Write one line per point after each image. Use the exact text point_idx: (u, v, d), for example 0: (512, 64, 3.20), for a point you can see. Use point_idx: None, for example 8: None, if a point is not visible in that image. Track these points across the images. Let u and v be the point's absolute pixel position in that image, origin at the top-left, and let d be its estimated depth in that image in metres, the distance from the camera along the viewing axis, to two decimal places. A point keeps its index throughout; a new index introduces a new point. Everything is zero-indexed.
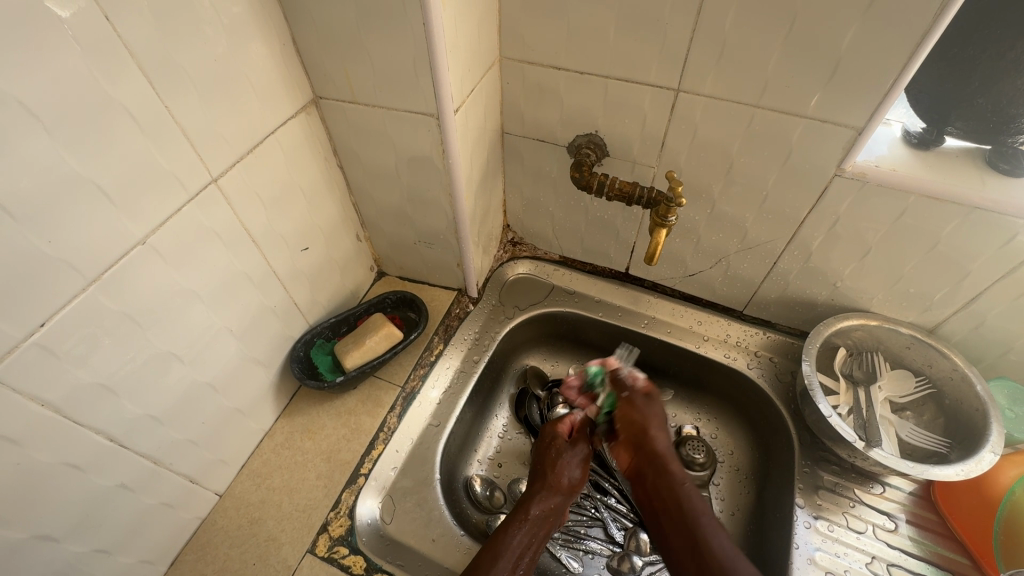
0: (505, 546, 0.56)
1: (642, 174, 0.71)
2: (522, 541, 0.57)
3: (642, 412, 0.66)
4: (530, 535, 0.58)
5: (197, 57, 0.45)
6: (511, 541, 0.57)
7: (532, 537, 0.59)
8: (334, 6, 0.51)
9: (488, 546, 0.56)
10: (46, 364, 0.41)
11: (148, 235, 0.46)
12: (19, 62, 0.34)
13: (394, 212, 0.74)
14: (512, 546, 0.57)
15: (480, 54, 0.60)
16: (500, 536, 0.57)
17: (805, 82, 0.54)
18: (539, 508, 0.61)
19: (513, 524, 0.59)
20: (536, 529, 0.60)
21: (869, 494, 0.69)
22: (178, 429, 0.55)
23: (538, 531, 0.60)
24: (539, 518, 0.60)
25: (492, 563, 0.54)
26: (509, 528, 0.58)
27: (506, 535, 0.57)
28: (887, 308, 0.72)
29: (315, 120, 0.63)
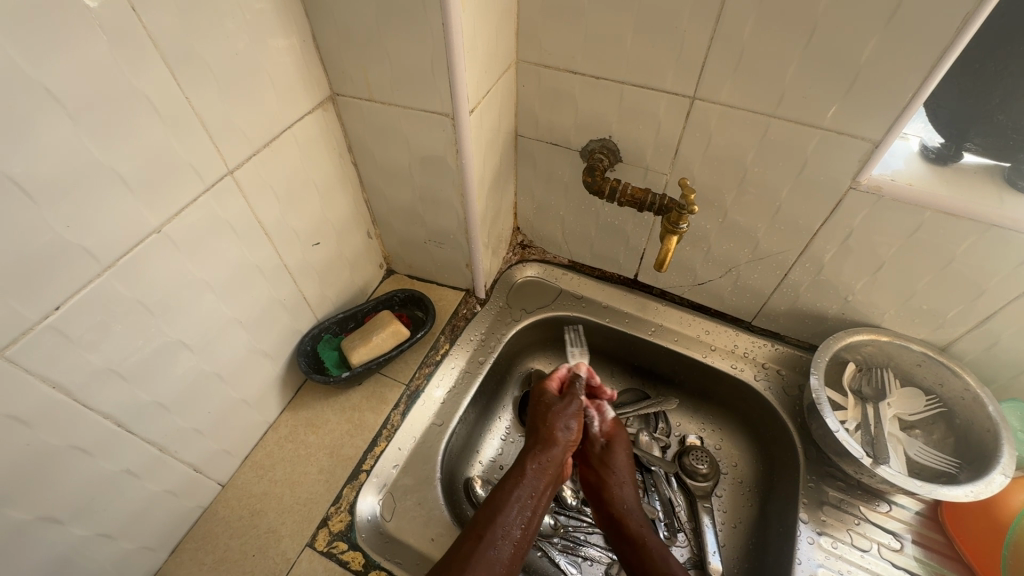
0: (505, 501, 0.59)
1: (655, 180, 0.71)
2: (523, 494, 0.60)
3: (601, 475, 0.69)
4: (531, 488, 0.61)
5: (218, 49, 0.46)
6: (511, 496, 0.60)
7: (533, 488, 0.62)
8: (355, 4, 0.51)
9: (489, 504, 0.59)
10: (58, 347, 0.41)
11: (163, 224, 0.46)
12: (46, 49, 0.35)
13: (405, 211, 0.74)
14: (514, 499, 0.59)
15: (497, 57, 0.61)
16: (498, 494, 0.60)
17: (822, 93, 0.54)
18: (537, 462, 0.64)
19: (511, 481, 0.62)
20: (537, 482, 0.63)
21: (875, 513, 0.68)
22: (184, 417, 0.55)
23: (539, 484, 0.62)
24: (537, 472, 0.64)
25: (494, 518, 0.57)
26: (507, 486, 0.61)
27: (507, 492, 0.60)
28: (898, 324, 0.71)
29: (332, 116, 0.63)
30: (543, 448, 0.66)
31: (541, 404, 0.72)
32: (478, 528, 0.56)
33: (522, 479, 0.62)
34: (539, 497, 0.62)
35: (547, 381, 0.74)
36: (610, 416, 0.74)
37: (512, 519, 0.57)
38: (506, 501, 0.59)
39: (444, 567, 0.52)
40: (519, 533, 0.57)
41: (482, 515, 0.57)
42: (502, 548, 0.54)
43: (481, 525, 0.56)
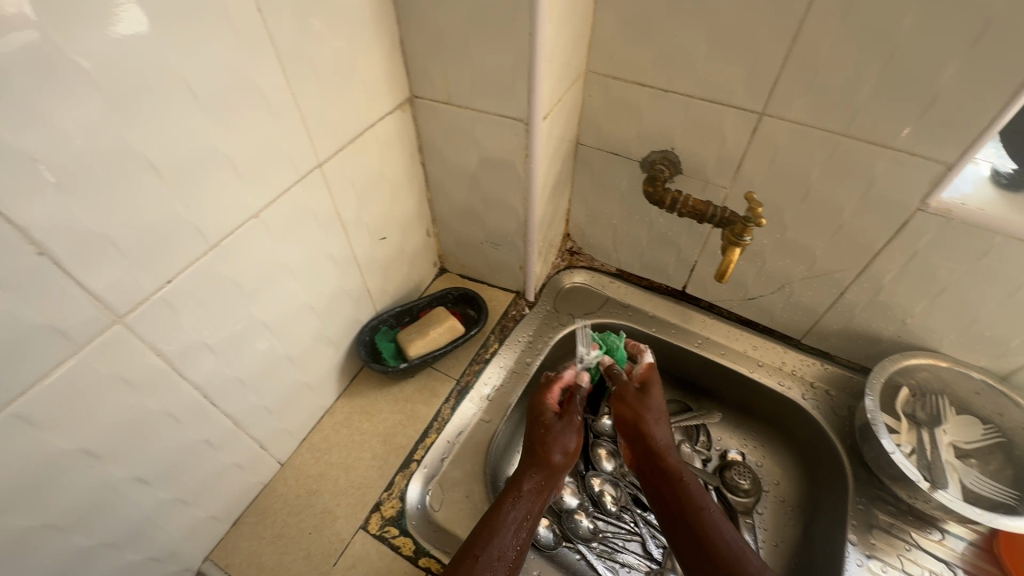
0: (497, 520, 0.56)
1: (714, 193, 0.72)
2: (519, 515, 0.58)
3: (636, 408, 0.68)
4: (523, 507, 0.59)
5: (322, 50, 0.49)
6: (502, 515, 0.57)
7: (528, 510, 0.59)
8: (445, 13, 0.54)
9: (483, 523, 0.56)
10: (166, 318, 0.44)
11: (261, 209, 0.49)
12: (189, 43, 0.38)
13: (465, 211, 0.77)
14: (509, 520, 0.57)
15: (570, 67, 0.63)
16: (492, 512, 0.57)
17: (896, 113, 0.54)
18: (532, 484, 0.61)
19: (506, 500, 0.59)
20: (532, 503, 0.60)
21: (926, 539, 0.67)
22: (256, 394, 0.58)
23: (532, 505, 0.60)
24: (532, 495, 0.60)
25: (489, 537, 0.55)
26: (498, 504, 0.58)
27: (503, 512, 0.57)
28: (957, 350, 0.70)
29: (408, 117, 0.66)
30: (530, 463, 0.63)
31: (538, 417, 0.68)
32: (472, 547, 0.53)
33: (518, 500, 0.59)
34: (533, 519, 0.59)
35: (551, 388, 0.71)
36: (648, 360, 0.73)
37: (506, 539, 0.55)
38: (500, 520, 0.56)
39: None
40: (513, 556, 0.55)
41: (478, 531, 0.55)
42: (495, 569, 0.53)
43: (478, 544, 0.54)
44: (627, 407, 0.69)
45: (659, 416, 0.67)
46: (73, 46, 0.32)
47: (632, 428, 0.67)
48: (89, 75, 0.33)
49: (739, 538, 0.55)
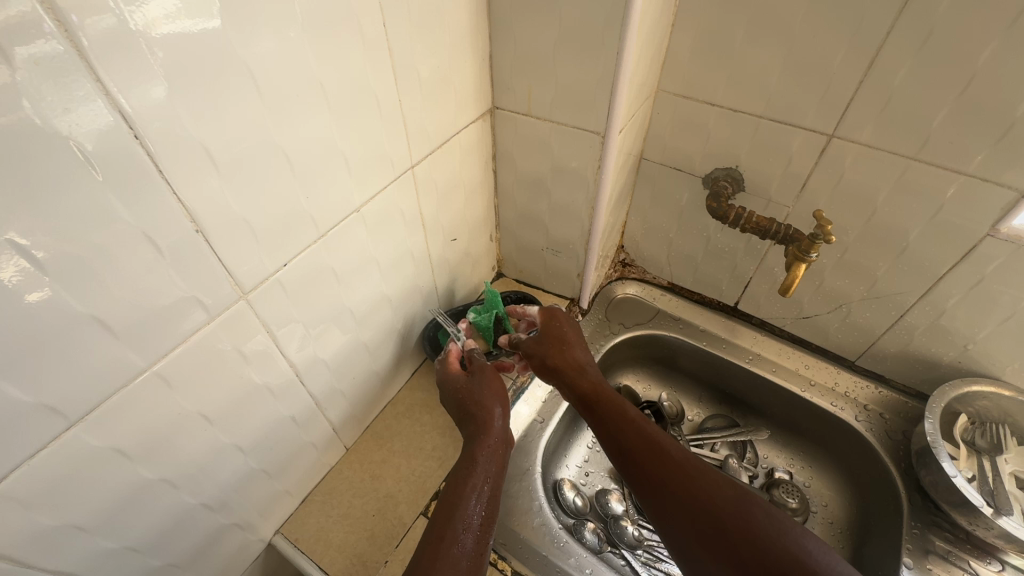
0: (460, 494, 0.53)
1: (776, 212, 0.74)
2: (477, 481, 0.54)
3: (558, 334, 0.67)
4: (484, 470, 0.55)
5: (426, 61, 0.54)
6: (465, 486, 0.53)
7: (487, 473, 0.55)
8: (537, 32, 0.58)
9: (443, 501, 0.53)
10: (278, 297, 0.49)
11: (361, 205, 0.54)
12: (326, 50, 0.42)
13: (530, 218, 0.81)
14: (471, 489, 0.53)
15: (645, 86, 0.66)
16: (451, 488, 0.54)
17: (972, 140, 0.56)
18: (485, 448, 0.57)
19: (461, 471, 0.55)
20: (490, 460, 0.56)
21: (985, 569, 0.66)
22: (336, 378, 0.62)
23: (492, 463, 0.56)
24: (488, 457, 0.56)
25: (452, 513, 0.51)
26: (458, 476, 0.54)
27: (462, 483, 0.54)
28: (1023, 380, 0.69)
29: (487, 127, 0.70)
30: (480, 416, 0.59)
31: (455, 381, 0.64)
32: (436, 529, 0.50)
33: (475, 468, 0.55)
34: (496, 469, 0.56)
35: (448, 362, 0.66)
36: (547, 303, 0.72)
37: (470, 507, 0.52)
38: (467, 488, 0.53)
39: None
40: (479, 522, 0.52)
41: (437, 512, 0.51)
42: (467, 534, 0.50)
43: (439, 524, 0.50)
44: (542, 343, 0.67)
45: (573, 333, 0.68)
46: (244, 49, 0.36)
47: (547, 348, 0.66)
48: (251, 75, 0.38)
49: (662, 434, 0.57)
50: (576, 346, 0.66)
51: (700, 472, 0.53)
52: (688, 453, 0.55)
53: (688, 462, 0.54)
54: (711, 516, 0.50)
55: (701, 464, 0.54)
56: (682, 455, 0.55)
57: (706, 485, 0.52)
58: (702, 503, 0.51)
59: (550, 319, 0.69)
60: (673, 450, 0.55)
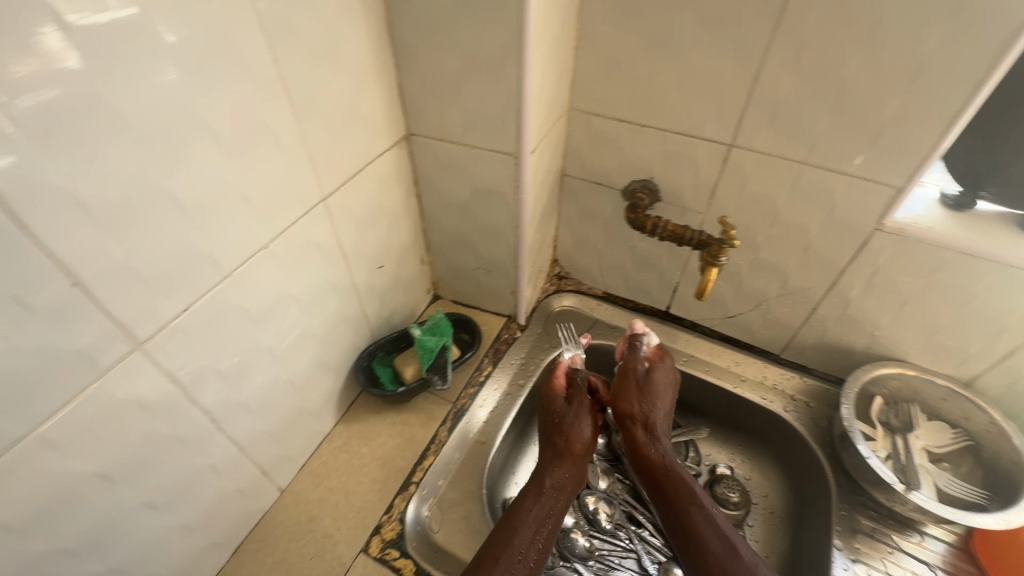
0: (518, 524, 0.62)
1: (691, 219, 0.77)
2: (539, 515, 0.64)
3: (642, 407, 0.75)
4: (543, 512, 0.65)
5: (328, 92, 0.54)
6: (522, 520, 0.62)
7: (550, 508, 0.66)
8: (441, 60, 0.59)
9: (503, 523, 0.62)
10: (180, 344, 0.47)
11: (269, 241, 0.53)
12: (208, 90, 0.42)
13: (458, 239, 0.81)
14: (530, 519, 0.63)
15: (554, 106, 0.68)
16: (509, 517, 0.63)
17: (850, 144, 0.60)
18: (553, 482, 0.68)
19: (528, 501, 0.65)
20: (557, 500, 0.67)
21: (908, 542, 0.70)
22: (260, 420, 0.60)
23: (553, 502, 0.66)
24: (554, 496, 0.67)
25: (508, 540, 0.60)
26: (517, 508, 0.64)
27: (523, 511, 0.64)
28: (924, 359, 0.75)
29: (404, 153, 0.71)
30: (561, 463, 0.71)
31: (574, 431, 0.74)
32: (493, 551, 0.58)
33: (541, 497, 0.66)
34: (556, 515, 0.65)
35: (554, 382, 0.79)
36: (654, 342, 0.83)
37: (524, 538, 0.61)
38: (521, 522, 0.62)
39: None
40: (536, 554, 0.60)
41: (496, 537, 0.60)
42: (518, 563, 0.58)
43: (497, 547, 0.59)
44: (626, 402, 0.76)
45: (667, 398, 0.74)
46: (113, 94, 0.36)
47: (617, 400, 0.77)
48: (124, 121, 0.37)
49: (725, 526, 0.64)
50: (651, 401, 0.75)
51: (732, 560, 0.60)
52: (733, 550, 0.61)
53: (728, 558, 0.60)
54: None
55: (742, 555, 0.61)
56: (726, 559, 0.60)
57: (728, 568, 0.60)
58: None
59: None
60: (706, 527, 0.64)
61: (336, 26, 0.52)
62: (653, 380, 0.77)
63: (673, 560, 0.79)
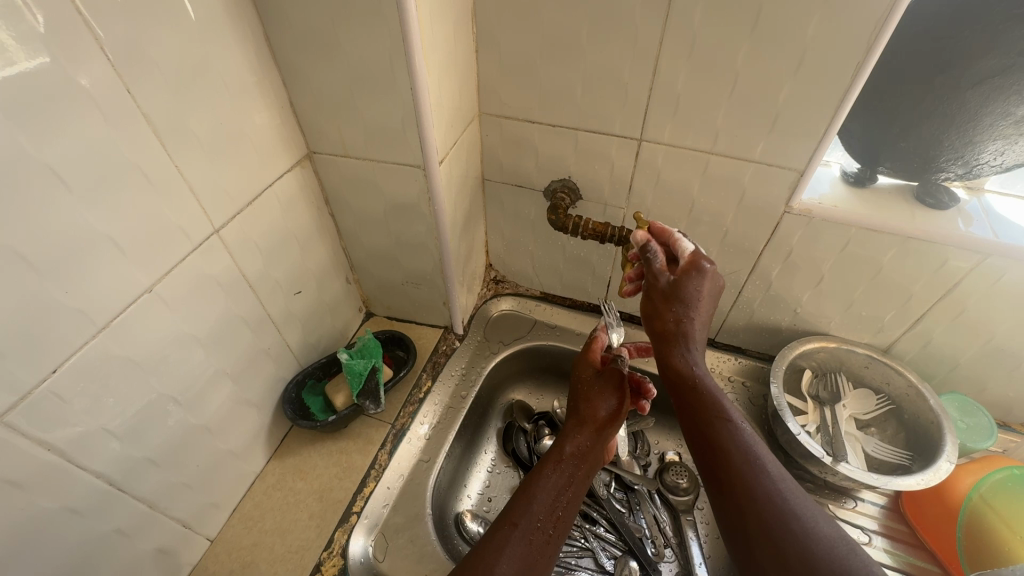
0: (538, 488, 0.59)
1: (614, 214, 0.77)
2: (557, 479, 0.61)
3: (675, 314, 0.58)
4: (561, 471, 0.61)
5: (205, 118, 0.50)
6: (543, 483, 0.60)
7: (569, 477, 0.62)
8: (330, 74, 0.57)
9: (523, 487, 0.60)
10: (54, 409, 0.43)
11: (154, 283, 0.49)
12: (48, 132, 0.38)
13: (382, 255, 0.78)
14: (547, 485, 0.60)
15: (461, 112, 0.67)
16: (530, 481, 0.60)
17: (750, 131, 0.61)
18: (573, 448, 0.63)
19: (545, 467, 0.62)
20: (572, 464, 0.62)
21: (843, 509, 0.72)
22: (173, 471, 0.56)
23: (572, 470, 0.62)
24: (564, 469, 0.62)
25: (526, 505, 0.57)
26: (538, 472, 0.61)
27: (540, 478, 0.61)
28: (844, 331, 0.77)
29: (309, 173, 0.67)
30: (571, 430, 0.65)
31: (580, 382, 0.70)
32: (511, 516, 0.56)
33: (558, 466, 0.62)
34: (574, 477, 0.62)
35: (588, 355, 0.72)
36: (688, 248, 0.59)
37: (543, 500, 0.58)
38: (539, 487, 0.59)
39: (484, 548, 0.53)
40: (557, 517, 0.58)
41: (514, 503, 0.58)
42: (536, 525, 0.56)
43: (514, 512, 0.57)
44: (665, 312, 0.58)
45: (701, 300, 0.57)
46: None
47: (654, 305, 0.60)
48: None
49: (769, 464, 0.51)
50: (683, 308, 0.57)
51: (787, 499, 0.48)
52: (782, 483, 0.49)
53: (776, 495, 0.48)
54: (784, 553, 0.45)
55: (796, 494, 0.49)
56: (771, 487, 0.49)
57: (793, 528, 0.46)
58: (766, 519, 0.47)
59: (684, 279, 0.57)
60: (766, 487, 0.49)
61: (205, 48, 0.48)
62: (683, 292, 0.57)
63: (629, 552, 0.79)
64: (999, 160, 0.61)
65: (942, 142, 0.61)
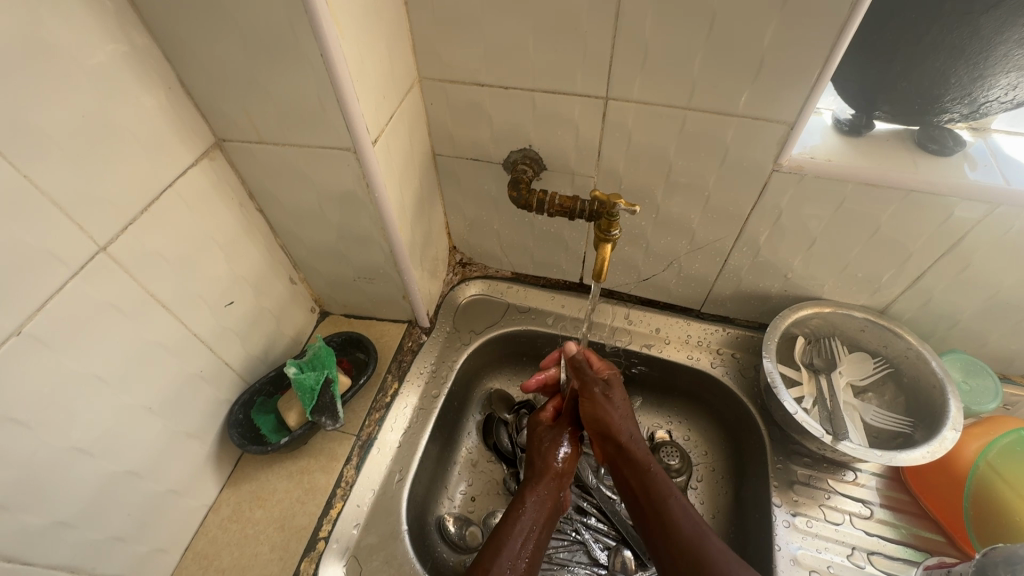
0: (507, 533, 0.57)
1: (583, 184, 0.69)
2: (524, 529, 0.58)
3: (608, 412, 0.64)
4: (530, 518, 0.60)
5: (55, 113, 0.41)
6: (512, 528, 0.58)
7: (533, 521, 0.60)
8: (221, 46, 0.47)
9: (493, 535, 0.57)
10: None
11: (24, 323, 0.41)
12: None
13: (326, 251, 0.70)
14: (517, 532, 0.58)
15: (395, 80, 0.57)
16: (500, 526, 0.58)
17: (729, 81, 0.53)
18: (534, 493, 0.62)
19: (511, 514, 0.60)
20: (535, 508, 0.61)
21: (842, 483, 0.69)
22: (95, 528, 0.49)
23: (537, 517, 0.60)
24: (537, 503, 0.61)
25: (498, 550, 0.55)
26: (506, 517, 0.59)
27: (510, 525, 0.58)
28: (839, 294, 0.72)
29: (221, 165, 0.58)
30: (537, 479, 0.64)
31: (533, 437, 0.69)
32: (482, 561, 0.54)
33: (522, 512, 0.60)
34: (538, 523, 0.60)
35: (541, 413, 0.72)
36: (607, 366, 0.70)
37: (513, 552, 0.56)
38: (507, 534, 0.57)
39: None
40: (525, 566, 0.55)
41: (486, 549, 0.56)
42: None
43: (487, 558, 0.55)
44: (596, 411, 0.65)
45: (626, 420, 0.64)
46: None
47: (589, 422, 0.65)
48: None
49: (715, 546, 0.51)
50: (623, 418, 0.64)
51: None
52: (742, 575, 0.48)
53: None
54: None
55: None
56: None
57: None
58: None
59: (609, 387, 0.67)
60: (719, 566, 0.49)
61: (41, 24, 0.38)
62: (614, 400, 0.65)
63: (623, 542, 0.73)
64: (1010, 96, 0.54)
65: (949, 79, 0.53)
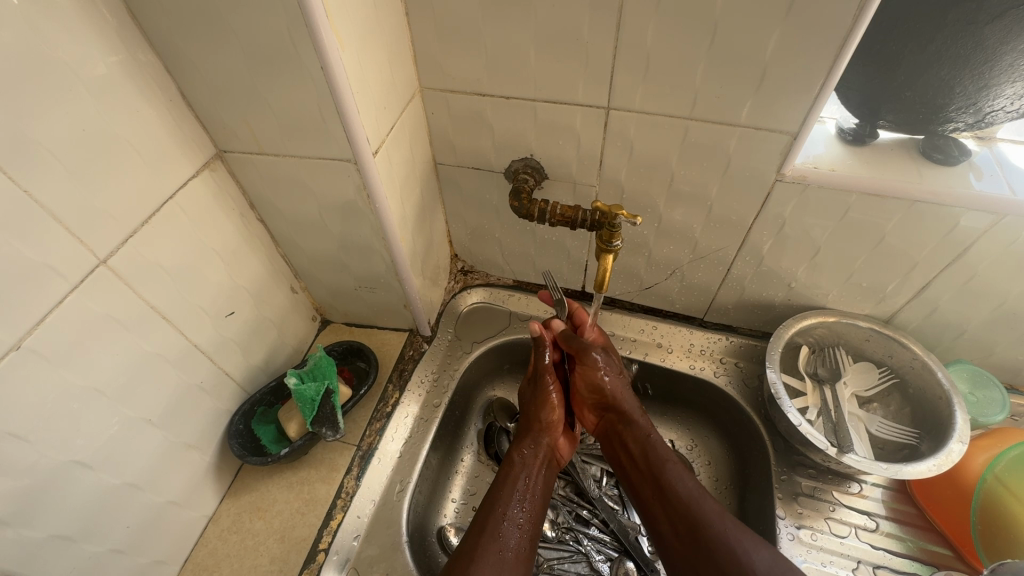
0: (505, 495, 0.59)
1: (585, 193, 0.68)
2: (518, 489, 0.61)
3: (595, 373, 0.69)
4: (525, 478, 0.62)
5: (51, 125, 0.40)
6: (510, 490, 0.60)
7: (530, 477, 0.62)
8: (222, 58, 0.47)
9: (489, 497, 0.60)
10: None
11: (23, 337, 0.41)
12: None
13: (327, 260, 0.69)
14: (514, 492, 0.60)
15: (395, 90, 0.56)
16: (497, 487, 0.61)
17: (732, 92, 0.52)
18: (525, 452, 0.65)
19: (506, 473, 0.62)
20: (532, 468, 0.63)
21: (848, 495, 0.68)
22: (94, 541, 0.49)
23: (535, 472, 0.63)
24: (530, 461, 0.64)
25: (494, 508, 0.58)
26: (504, 479, 0.62)
27: (506, 483, 0.61)
28: (843, 303, 0.71)
29: (222, 175, 0.58)
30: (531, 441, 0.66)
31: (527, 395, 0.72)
32: (479, 522, 0.57)
33: (519, 469, 0.63)
34: (537, 482, 0.62)
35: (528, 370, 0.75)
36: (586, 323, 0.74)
37: (512, 511, 0.58)
38: (505, 494, 0.60)
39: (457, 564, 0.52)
40: (523, 519, 0.58)
41: (481, 512, 0.58)
42: (506, 539, 0.55)
43: (483, 518, 0.57)
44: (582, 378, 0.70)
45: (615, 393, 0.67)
46: None
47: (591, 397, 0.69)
48: None
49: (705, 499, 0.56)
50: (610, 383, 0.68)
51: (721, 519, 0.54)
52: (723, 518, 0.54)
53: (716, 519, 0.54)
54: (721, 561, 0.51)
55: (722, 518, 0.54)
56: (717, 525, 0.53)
57: (738, 553, 0.50)
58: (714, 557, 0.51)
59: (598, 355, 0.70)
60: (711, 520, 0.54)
61: (43, 39, 0.38)
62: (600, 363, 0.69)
63: (625, 553, 0.72)
64: (1015, 105, 0.53)
65: (954, 89, 0.53)
